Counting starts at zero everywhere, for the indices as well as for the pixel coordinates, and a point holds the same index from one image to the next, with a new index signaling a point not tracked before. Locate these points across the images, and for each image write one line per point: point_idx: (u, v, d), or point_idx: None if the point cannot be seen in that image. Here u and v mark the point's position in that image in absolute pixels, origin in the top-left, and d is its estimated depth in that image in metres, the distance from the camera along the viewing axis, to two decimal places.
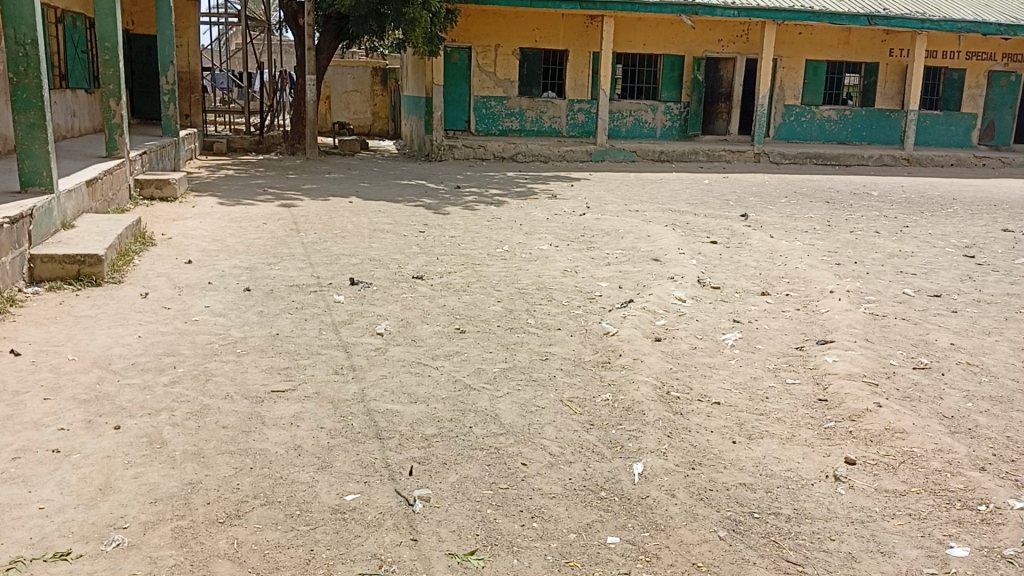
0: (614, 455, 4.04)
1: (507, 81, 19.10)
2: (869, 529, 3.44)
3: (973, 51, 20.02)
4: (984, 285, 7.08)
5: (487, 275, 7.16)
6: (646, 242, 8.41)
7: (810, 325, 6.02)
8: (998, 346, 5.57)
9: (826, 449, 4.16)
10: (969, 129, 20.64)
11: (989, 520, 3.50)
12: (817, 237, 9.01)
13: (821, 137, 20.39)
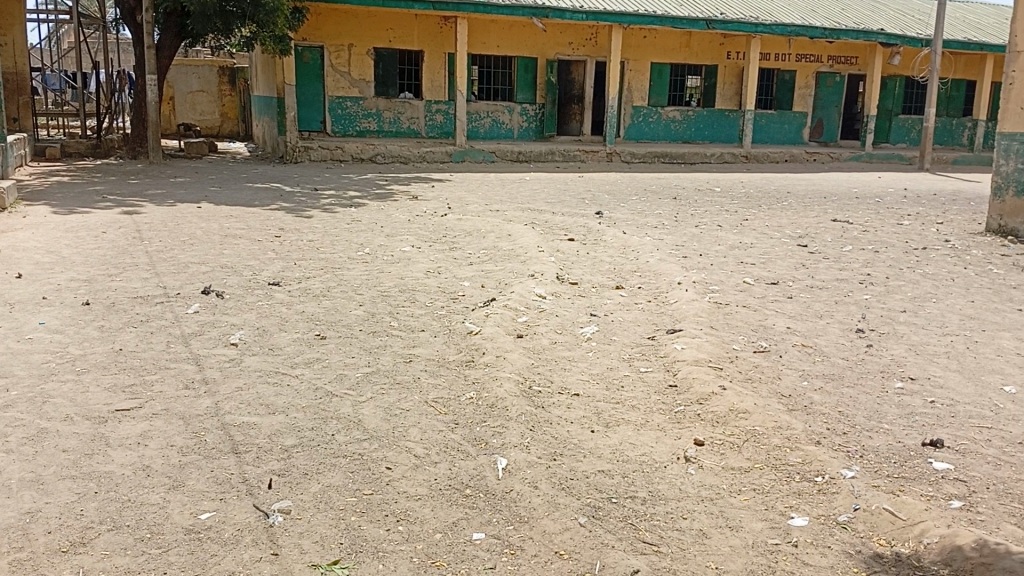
0: (479, 452, 4.09)
1: (362, 81, 18.84)
2: (718, 506, 3.66)
3: (802, 54, 21.62)
4: (815, 272, 7.67)
5: (347, 278, 7.04)
6: (506, 241, 8.54)
7: (660, 315, 6.33)
8: (828, 328, 6.06)
9: (677, 432, 4.39)
10: (800, 127, 22.29)
11: (824, 490, 3.81)
12: (665, 231, 9.46)
13: (668, 137, 21.41)
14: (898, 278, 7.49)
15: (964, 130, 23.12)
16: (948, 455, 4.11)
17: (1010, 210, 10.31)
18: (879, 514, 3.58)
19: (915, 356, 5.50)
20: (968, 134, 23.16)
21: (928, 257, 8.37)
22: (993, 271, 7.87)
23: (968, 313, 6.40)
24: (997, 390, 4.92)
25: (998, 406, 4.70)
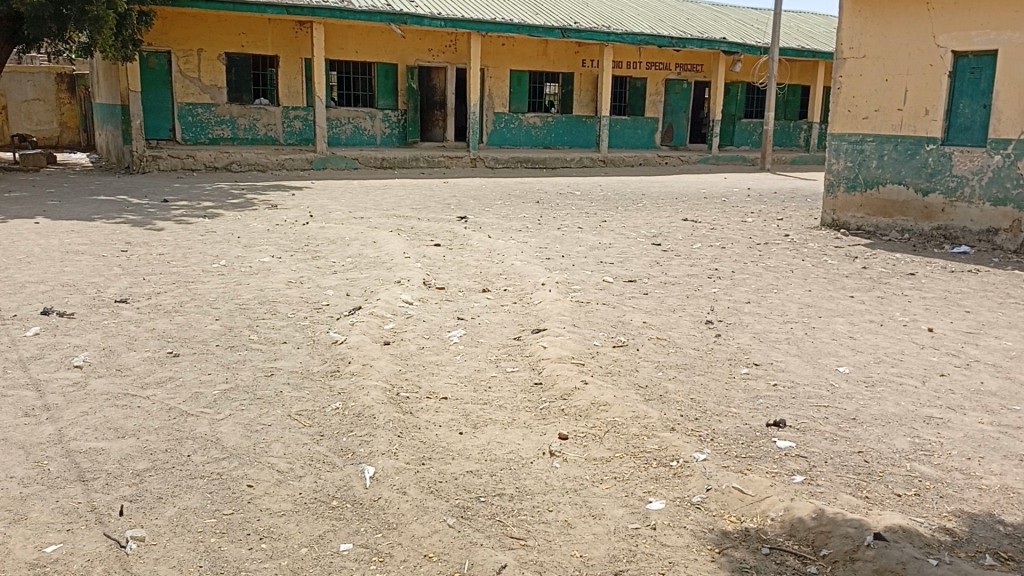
0: (345, 463, 4.03)
1: (214, 87, 18.11)
2: (582, 496, 3.79)
3: (652, 62, 22.67)
4: (668, 269, 8.07)
5: (202, 292, 6.75)
6: (370, 249, 8.44)
7: (525, 316, 6.46)
8: (681, 321, 6.39)
9: (542, 428, 4.51)
10: (653, 132, 23.35)
11: (679, 473, 4.02)
12: (529, 234, 9.66)
13: (529, 142, 21.85)
14: (744, 272, 7.99)
15: (800, 133, 24.93)
16: (790, 434, 4.43)
17: (842, 204, 11.27)
18: (730, 493, 3.82)
19: (759, 343, 5.89)
20: (804, 136, 24.99)
21: (769, 251, 8.98)
22: (827, 261, 8.55)
23: (806, 302, 6.92)
24: (832, 370, 5.35)
25: (832, 384, 5.12)
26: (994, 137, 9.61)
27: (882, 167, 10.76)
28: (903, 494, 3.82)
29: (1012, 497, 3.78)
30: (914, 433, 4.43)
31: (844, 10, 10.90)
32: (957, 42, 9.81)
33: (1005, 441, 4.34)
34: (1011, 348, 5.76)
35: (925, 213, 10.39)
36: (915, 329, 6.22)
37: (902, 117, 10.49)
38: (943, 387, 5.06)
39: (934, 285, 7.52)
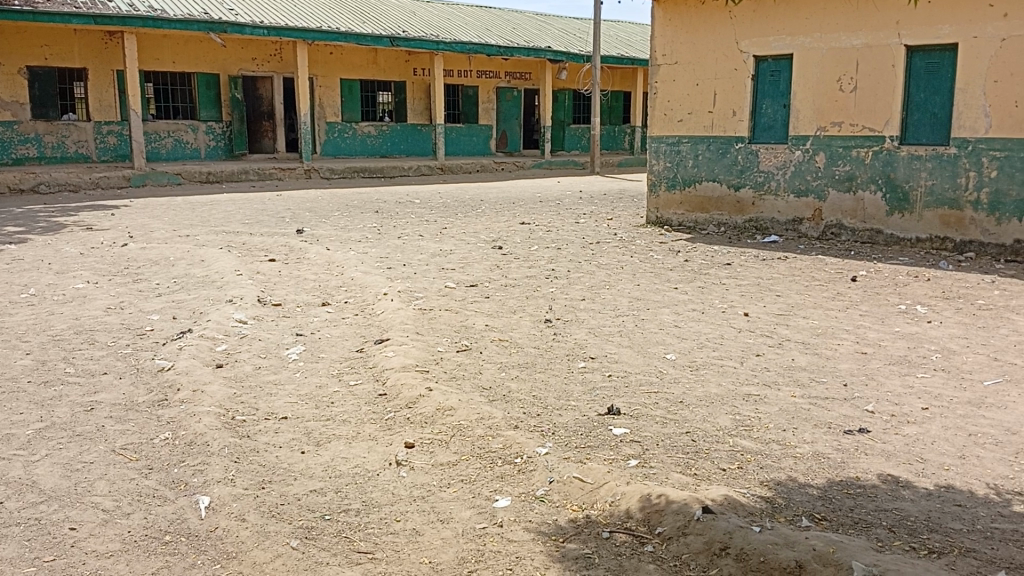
0: (178, 495, 3.82)
1: (15, 103, 16.58)
2: (429, 503, 3.80)
3: (482, 70, 23.07)
4: (509, 272, 8.23)
5: (9, 325, 6.16)
6: (199, 268, 8.03)
7: (367, 327, 6.39)
8: (522, 322, 6.54)
9: (388, 438, 4.48)
10: (487, 139, 23.76)
11: (524, 469, 4.13)
12: (368, 245, 9.54)
13: (364, 152, 21.58)
14: (579, 271, 8.30)
15: (625, 137, 26.23)
16: (624, 421, 4.65)
17: (664, 203, 11.96)
18: (571, 483, 3.96)
19: (594, 338, 6.14)
20: (629, 139, 26.32)
21: (601, 250, 9.37)
22: (654, 257, 9.03)
23: (636, 296, 7.28)
24: (661, 358, 5.67)
25: (662, 371, 5.43)
26: (793, 135, 10.52)
27: (698, 166, 11.52)
28: (728, 468, 4.11)
29: (822, 461, 4.17)
30: (735, 410, 4.79)
31: (657, 19, 11.64)
32: (757, 47, 10.70)
33: (813, 411, 4.77)
34: (816, 326, 6.34)
35: (737, 207, 11.23)
36: (734, 314, 6.70)
37: (713, 118, 11.28)
38: (759, 366, 5.50)
39: (748, 273, 8.13)
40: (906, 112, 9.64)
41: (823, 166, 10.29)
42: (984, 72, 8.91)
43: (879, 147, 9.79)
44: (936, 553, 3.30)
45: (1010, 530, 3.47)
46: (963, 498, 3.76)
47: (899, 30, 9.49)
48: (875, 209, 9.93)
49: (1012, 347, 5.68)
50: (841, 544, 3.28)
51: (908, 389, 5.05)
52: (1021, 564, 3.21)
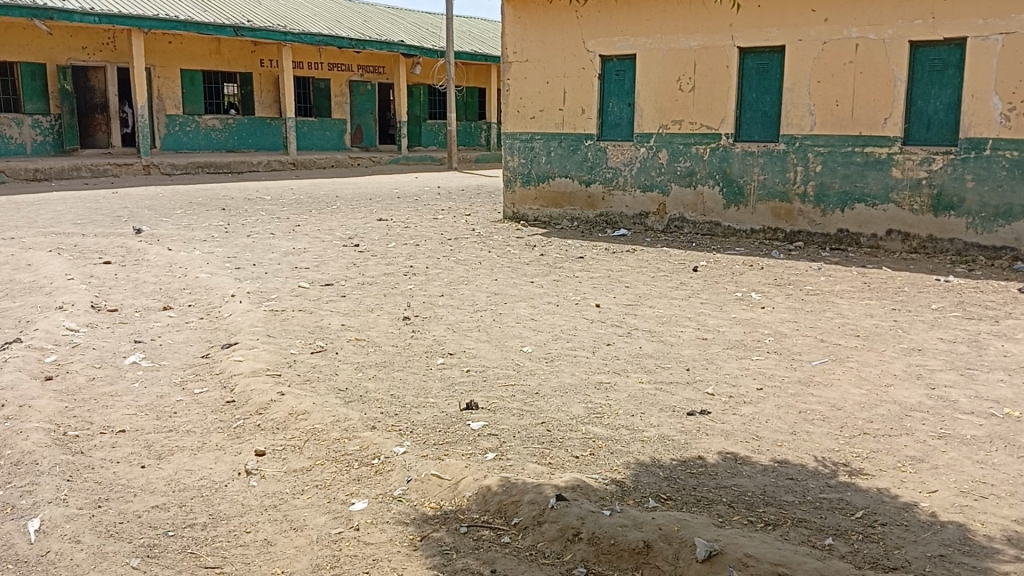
0: (4, 520, 3.51)
1: None
2: (282, 511, 3.70)
3: (333, 63, 22.55)
4: (365, 269, 8.12)
5: None
6: (23, 273, 7.39)
7: (214, 331, 6.11)
8: (378, 320, 6.47)
9: (237, 447, 4.31)
10: (341, 134, 23.26)
11: (380, 470, 4.10)
12: (216, 244, 9.11)
13: (210, 146, 20.56)
14: (436, 267, 8.30)
15: (481, 132, 26.39)
16: (481, 415, 4.71)
17: (519, 198, 12.19)
18: (429, 480, 3.97)
19: (453, 334, 6.17)
20: (485, 135, 26.49)
21: (459, 245, 9.42)
22: (510, 252, 9.18)
23: (493, 290, 7.38)
24: (518, 351, 5.78)
25: (518, 364, 5.54)
26: (639, 132, 10.98)
27: (550, 162, 11.81)
28: (581, 455, 4.25)
29: (668, 444, 4.39)
30: (588, 398, 4.96)
31: (507, 17, 11.83)
32: (603, 47, 11.08)
33: (659, 396, 5.02)
34: (662, 314, 6.67)
35: (588, 202, 11.59)
36: (586, 306, 6.93)
37: (563, 116, 11.59)
38: (610, 354, 5.72)
39: (600, 266, 8.43)
40: (739, 111, 10.28)
41: (667, 162, 10.81)
42: (808, 73, 9.64)
43: (716, 144, 10.40)
44: (771, 524, 3.57)
45: (836, 499, 3.80)
46: (795, 471, 4.08)
47: (732, 33, 10.10)
48: (714, 203, 10.54)
49: (835, 329, 6.20)
50: (685, 522, 3.48)
51: (744, 370, 5.41)
52: (846, 530, 3.52)
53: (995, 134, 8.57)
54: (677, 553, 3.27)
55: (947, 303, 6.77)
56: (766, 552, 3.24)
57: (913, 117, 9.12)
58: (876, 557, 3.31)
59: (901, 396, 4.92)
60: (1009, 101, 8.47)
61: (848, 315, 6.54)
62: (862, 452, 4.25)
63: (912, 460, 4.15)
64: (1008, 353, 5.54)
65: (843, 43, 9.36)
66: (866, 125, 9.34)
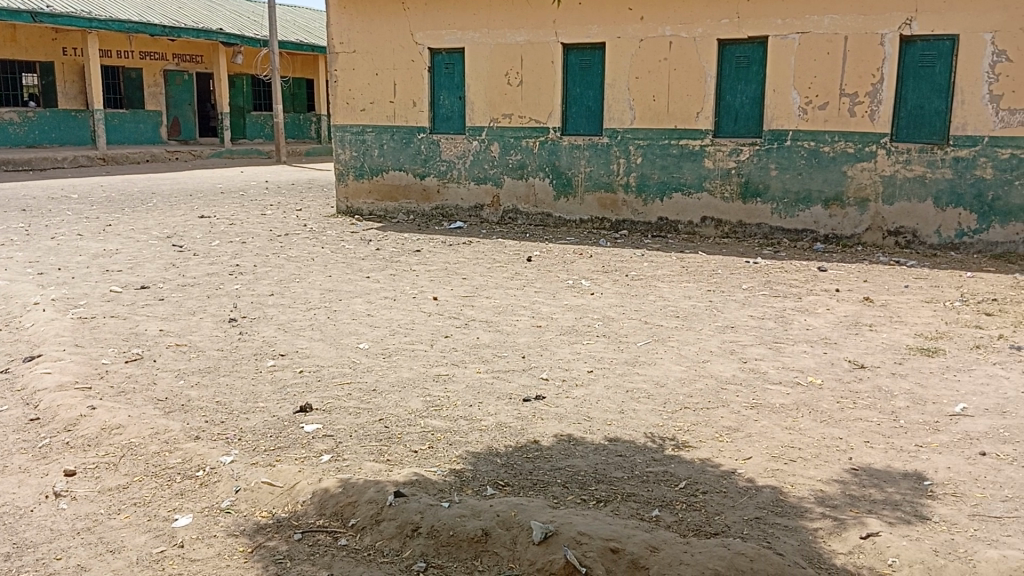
0: None
1: None
2: (96, 534, 3.42)
3: (145, 52, 21.08)
4: (186, 270, 7.64)
5: None
6: None
7: (12, 344, 5.54)
8: (201, 324, 6.10)
9: (43, 469, 3.94)
10: (157, 126, 21.77)
11: (207, 482, 3.88)
12: (13, 248, 8.25)
13: (6, 141, 18.60)
14: (265, 265, 7.96)
15: (311, 125, 25.54)
16: (316, 417, 4.57)
17: (352, 193, 11.94)
18: (260, 489, 3.80)
19: (284, 333, 5.94)
20: (315, 128, 25.66)
21: (289, 242, 9.08)
22: (344, 247, 8.97)
23: (327, 287, 7.18)
24: (353, 348, 5.65)
25: (354, 361, 5.41)
26: (470, 125, 11.06)
27: (383, 155, 11.65)
28: (419, 449, 4.21)
29: (504, 431, 4.44)
30: (426, 392, 4.93)
31: (332, 6, 11.53)
32: (431, 39, 11.05)
33: (496, 384, 5.08)
34: (498, 304, 6.76)
35: (423, 195, 11.54)
36: (423, 299, 6.89)
37: (394, 108, 11.46)
38: (447, 347, 5.73)
39: (436, 259, 8.42)
40: (566, 105, 10.60)
41: (498, 155, 10.97)
42: (628, 69, 10.08)
43: (545, 137, 10.67)
44: (603, 501, 3.72)
45: (662, 472, 4.01)
46: (624, 449, 4.26)
47: (556, 28, 10.37)
48: (545, 194, 10.82)
49: (658, 311, 6.54)
50: (521, 507, 3.54)
51: (576, 355, 5.60)
52: (671, 500, 3.73)
53: (794, 126, 9.37)
54: (515, 538, 3.33)
55: (756, 283, 7.33)
56: (599, 529, 3.37)
57: (723, 111, 9.78)
58: (699, 524, 3.53)
59: (718, 371, 5.27)
60: (804, 96, 9.28)
61: (669, 297, 6.93)
62: (684, 426, 4.52)
63: (729, 430, 4.45)
64: (809, 326, 6.08)
65: (658, 41, 9.87)
66: (682, 119, 9.91)
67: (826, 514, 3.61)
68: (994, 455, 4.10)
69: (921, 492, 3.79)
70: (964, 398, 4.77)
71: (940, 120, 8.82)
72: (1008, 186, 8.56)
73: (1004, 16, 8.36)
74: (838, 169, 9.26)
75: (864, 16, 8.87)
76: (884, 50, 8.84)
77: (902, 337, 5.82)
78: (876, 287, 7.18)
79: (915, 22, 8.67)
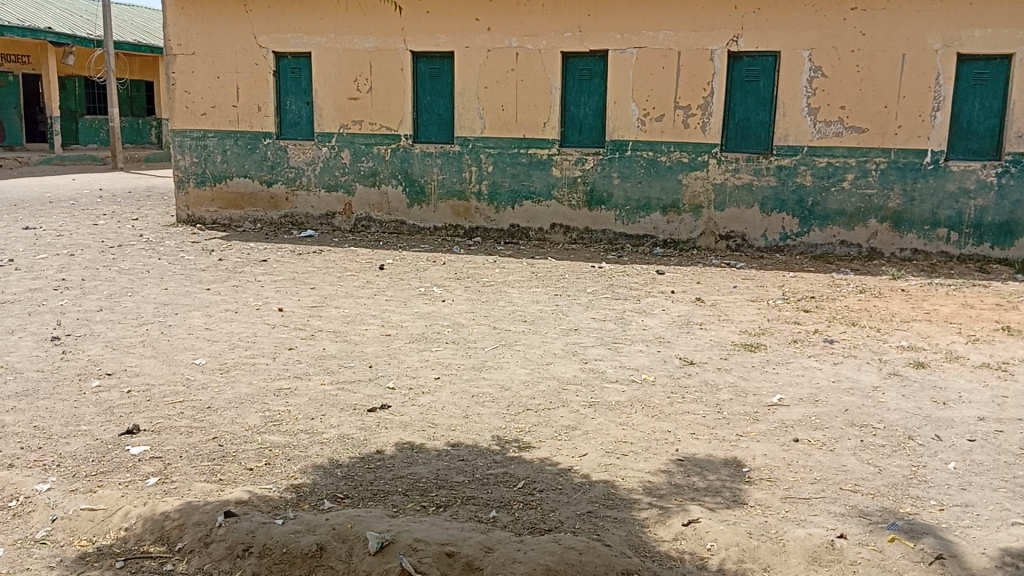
0: None
1: None
2: None
3: None
4: (6, 286, 7.06)
5: None
6: None
7: None
8: (20, 344, 5.65)
9: None
10: None
11: (21, 513, 3.61)
12: None
13: None
14: (95, 279, 7.47)
15: (151, 130, 24.14)
16: (143, 438, 4.33)
17: (194, 200, 11.45)
18: (79, 516, 3.57)
19: (112, 351, 5.60)
20: (155, 133, 24.28)
21: (124, 254, 8.57)
22: (184, 258, 8.56)
23: (162, 301, 6.83)
24: (188, 365, 5.40)
25: (188, 379, 5.17)
26: (318, 131, 10.85)
27: (227, 161, 11.23)
28: (255, 467, 4.08)
29: (346, 443, 4.37)
30: (264, 407, 4.78)
31: (169, 6, 11.01)
32: (276, 43, 10.77)
33: (340, 396, 4.99)
34: (346, 314, 6.66)
35: (271, 203, 11.20)
36: (267, 311, 6.69)
37: (237, 113, 11.08)
38: (291, 359, 5.58)
39: (282, 269, 8.19)
40: (416, 112, 10.59)
41: (349, 162, 10.82)
42: (476, 78, 10.23)
43: (396, 145, 10.63)
44: (442, 506, 3.74)
45: (501, 473, 4.09)
46: (466, 453, 4.31)
47: (404, 36, 10.36)
48: (397, 202, 10.78)
49: (506, 316, 6.66)
50: (358, 518, 3.51)
51: (424, 362, 5.61)
52: (508, 500, 3.82)
53: (634, 136, 9.81)
54: (350, 550, 3.29)
55: (600, 287, 7.61)
56: (436, 534, 3.39)
57: (568, 121, 10.10)
58: (534, 522, 3.63)
59: (559, 372, 5.43)
60: (643, 108, 9.73)
61: (517, 302, 7.07)
62: (525, 427, 4.63)
63: (567, 429, 4.60)
64: (647, 326, 6.38)
65: (505, 51, 10.07)
66: (530, 128, 10.15)
67: (654, 504, 3.80)
68: (805, 441, 4.45)
69: (740, 478, 4.07)
70: (781, 389, 5.16)
71: (765, 132, 9.51)
72: (824, 193, 9.35)
73: (818, 35, 9.10)
74: (675, 178, 9.77)
75: (695, 32, 9.42)
76: (714, 65, 9.42)
77: (729, 334, 6.21)
78: (708, 288, 7.63)
79: (741, 39, 9.30)
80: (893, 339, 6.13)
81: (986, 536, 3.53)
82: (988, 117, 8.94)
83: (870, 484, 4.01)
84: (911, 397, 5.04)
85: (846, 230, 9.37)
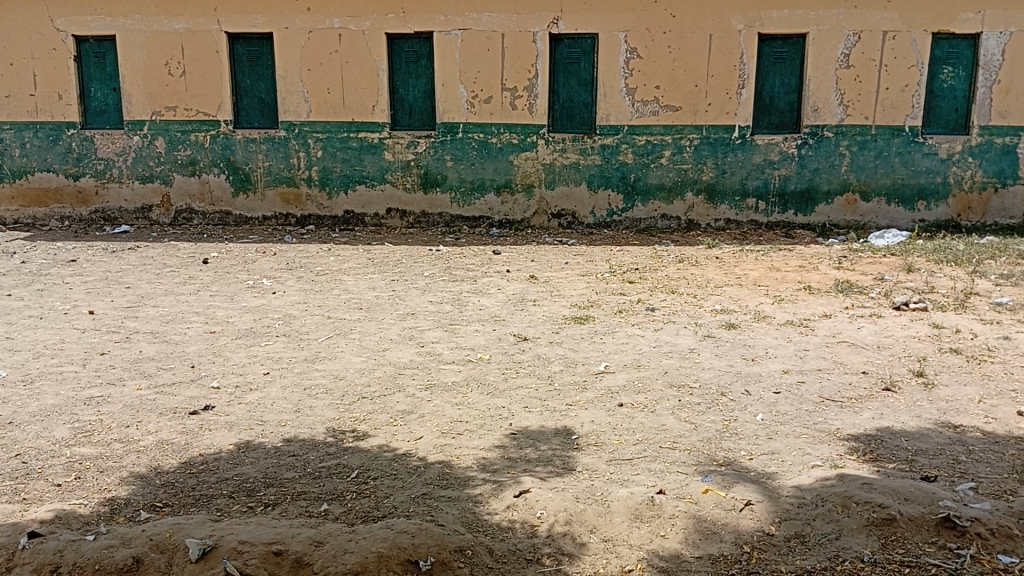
0: None
1: None
2: None
3: None
4: None
5: None
6: None
7: None
8: None
9: None
10: None
11: None
12: None
13: None
14: None
15: None
16: None
17: None
18: None
19: None
20: None
21: None
22: None
23: None
24: None
25: None
26: (128, 119, 10.16)
27: (26, 154, 10.30)
28: (63, 482, 3.79)
29: (166, 449, 4.15)
30: (73, 418, 4.44)
31: None
32: (74, 26, 9.93)
33: (159, 400, 4.73)
34: (165, 312, 6.30)
35: (79, 198, 10.40)
36: (76, 314, 6.21)
37: (35, 102, 10.15)
38: (103, 365, 5.22)
39: (95, 268, 7.62)
40: (236, 97, 10.13)
41: (165, 151, 10.21)
42: (299, 60, 9.89)
43: (216, 131, 10.12)
44: (270, 505, 3.64)
45: (334, 465, 4.03)
46: (298, 448, 4.21)
47: (218, 17, 9.83)
48: (221, 191, 10.30)
49: (341, 305, 6.55)
50: (178, 526, 3.35)
51: (253, 358, 5.41)
52: (341, 492, 3.77)
53: (463, 119, 9.87)
54: (169, 560, 3.13)
55: (437, 270, 7.63)
56: (262, 534, 3.29)
57: (397, 104, 10.02)
58: (367, 510, 3.60)
59: (395, 358, 5.41)
60: (471, 90, 9.80)
61: (352, 290, 6.97)
62: (360, 416, 4.58)
63: (403, 414, 4.60)
64: (482, 306, 6.47)
65: (327, 33, 9.79)
66: (358, 111, 9.96)
67: (488, 479, 3.88)
68: (629, 405, 4.68)
69: (569, 446, 4.23)
70: (608, 357, 5.39)
71: (587, 111, 9.84)
72: (645, 169, 9.84)
73: (633, 17, 9.49)
74: (505, 159, 9.94)
75: (517, 14, 9.56)
76: (537, 47, 9.61)
77: (560, 309, 6.42)
78: (541, 265, 7.83)
79: (561, 21, 9.54)
80: (708, 304, 6.56)
81: (788, 480, 3.85)
82: (787, 94, 9.72)
83: (687, 441, 4.28)
84: (724, 356, 5.43)
85: (666, 204, 9.94)
